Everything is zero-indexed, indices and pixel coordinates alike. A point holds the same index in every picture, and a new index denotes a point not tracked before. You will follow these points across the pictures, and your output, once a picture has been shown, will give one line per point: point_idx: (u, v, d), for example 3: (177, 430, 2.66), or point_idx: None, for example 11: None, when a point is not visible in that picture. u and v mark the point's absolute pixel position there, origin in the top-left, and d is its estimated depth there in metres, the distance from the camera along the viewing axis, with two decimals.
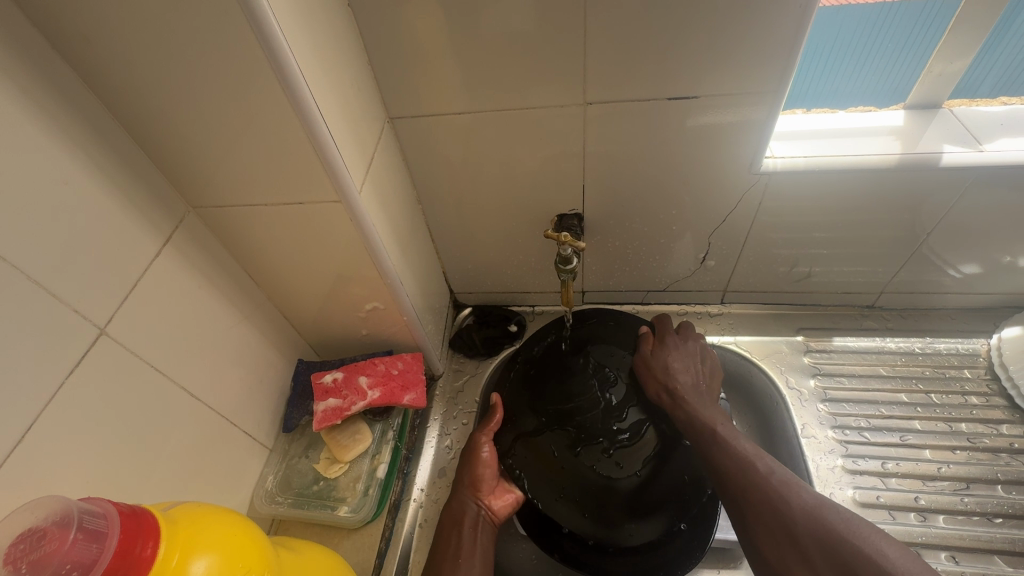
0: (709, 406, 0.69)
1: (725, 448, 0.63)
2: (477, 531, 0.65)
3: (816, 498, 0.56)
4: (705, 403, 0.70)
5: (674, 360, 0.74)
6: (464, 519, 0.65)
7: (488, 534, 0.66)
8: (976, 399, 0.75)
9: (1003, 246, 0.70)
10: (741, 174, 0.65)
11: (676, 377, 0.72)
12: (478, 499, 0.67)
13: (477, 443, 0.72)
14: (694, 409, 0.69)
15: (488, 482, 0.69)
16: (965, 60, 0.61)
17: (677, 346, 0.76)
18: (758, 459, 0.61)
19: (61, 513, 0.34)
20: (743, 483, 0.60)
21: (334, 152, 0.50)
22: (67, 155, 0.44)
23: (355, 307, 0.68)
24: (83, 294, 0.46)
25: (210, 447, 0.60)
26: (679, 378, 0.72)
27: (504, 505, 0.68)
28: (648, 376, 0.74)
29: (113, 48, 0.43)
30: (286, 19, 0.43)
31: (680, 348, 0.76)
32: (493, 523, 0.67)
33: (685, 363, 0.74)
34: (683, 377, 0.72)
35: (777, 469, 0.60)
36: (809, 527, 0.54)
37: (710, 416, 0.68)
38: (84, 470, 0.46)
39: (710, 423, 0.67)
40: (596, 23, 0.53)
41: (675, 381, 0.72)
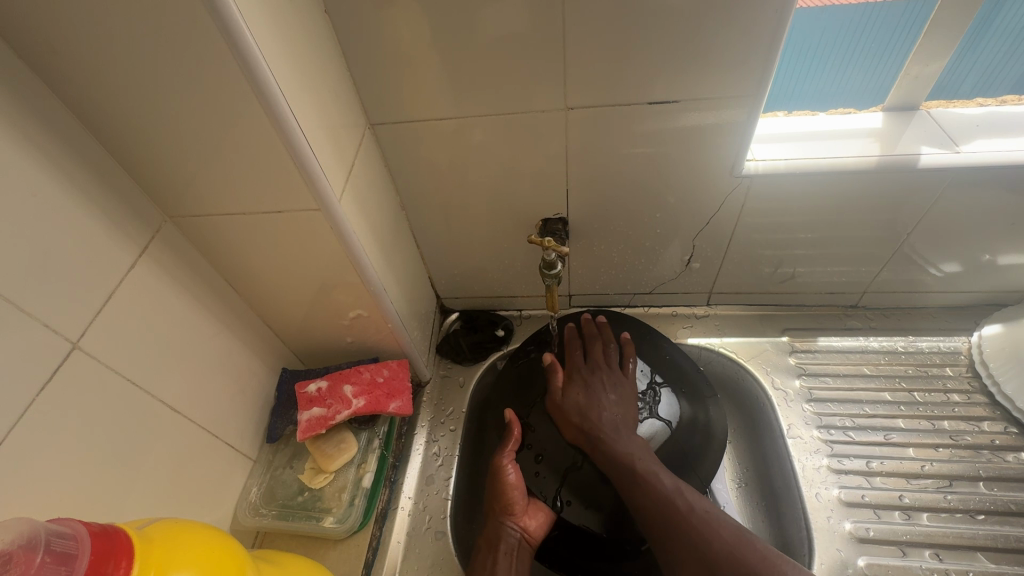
0: (629, 441, 0.65)
1: (650, 482, 0.61)
2: (513, 556, 0.63)
3: (732, 530, 0.55)
4: (631, 436, 0.66)
5: (606, 395, 0.70)
6: (500, 544, 0.63)
7: (525, 558, 0.64)
8: (958, 397, 0.76)
9: (982, 245, 0.71)
10: (723, 177, 0.66)
11: (604, 411, 0.68)
12: (512, 523, 0.65)
13: (500, 464, 0.69)
14: (617, 443, 0.65)
15: (520, 503, 0.66)
16: (941, 62, 0.62)
17: (584, 376, 0.71)
18: (679, 495, 0.59)
19: (28, 536, 0.33)
20: (664, 511, 0.58)
21: (313, 161, 0.49)
22: (35, 166, 0.43)
23: (339, 315, 0.68)
24: (54, 307, 0.45)
25: (191, 460, 0.58)
26: (601, 412, 0.68)
27: (538, 525, 0.66)
28: (562, 414, 0.70)
29: (81, 55, 0.42)
30: (259, 25, 0.42)
31: (612, 383, 0.71)
32: (529, 544, 0.65)
33: (611, 398, 0.69)
34: (611, 411, 0.68)
35: (698, 499, 0.59)
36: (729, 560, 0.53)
37: (632, 447, 0.65)
38: (58, 489, 0.45)
39: (642, 458, 0.63)
40: (576, 28, 0.53)
41: (593, 417, 0.67)
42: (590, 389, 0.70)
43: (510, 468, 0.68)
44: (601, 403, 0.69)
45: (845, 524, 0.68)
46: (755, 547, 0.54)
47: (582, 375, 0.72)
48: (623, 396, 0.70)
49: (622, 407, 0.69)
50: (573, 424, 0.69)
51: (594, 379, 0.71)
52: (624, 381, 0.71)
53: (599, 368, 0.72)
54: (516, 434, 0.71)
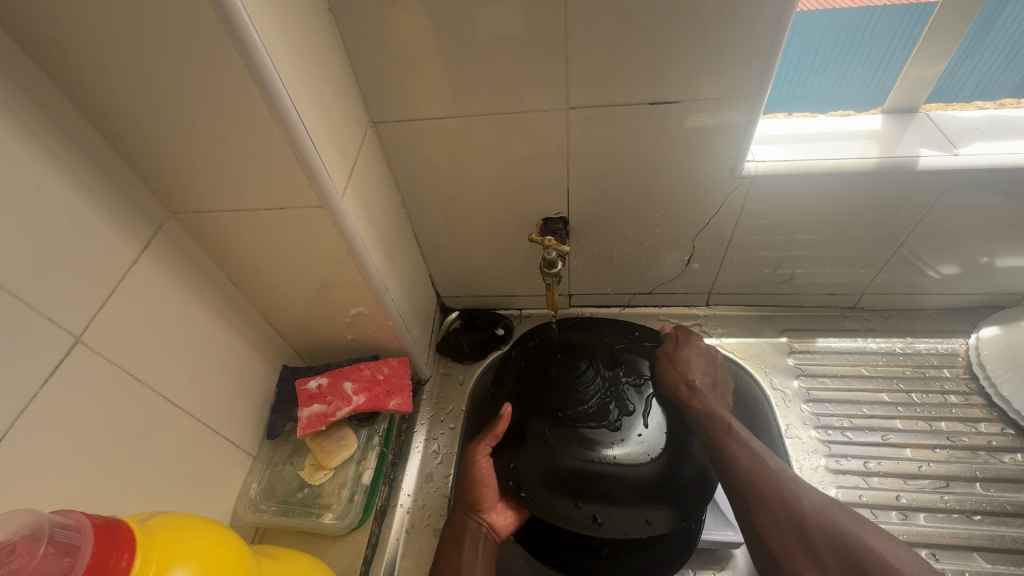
0: (715, 403, 0.68)
1: (740, 437, 0.63)
2: (477, 548, 0.64)
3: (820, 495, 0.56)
4: (719, 402, 0.69)
5: (701, 369, 0.72)
6: (465, 537, 0.65)
7: (490, 551, 0.65)
8: (955, 398, 0.76)
9: (980, 247, 0.71)
10: (723, 178, 0.66)
11: (693, 375, 0.71)
12: (478, 517, 0.66)
13: (473, 456, 0.69)
14: (696, 405, 0.67)
15: (488, 498, 0.67)
16: (940, 65, 0.62)
17: (672, 351, 0.74)
18: (769, 456, 0.60)
19: (31, 527, 0.33)
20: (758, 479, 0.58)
21: (316, 159, 0.50)
22: (40, 162, 0.43)
23: (340, 312, 0.68)
24: (57, 302, 0.45)
25: (192, 456, 0.59)
26: (695, 377, 0.70)
27: (505, 519, 0.68)
28: (665, 372, 0.72)
29: (87, 51, 0.42)
30: (264, 24, 0.43)
31: (709, 358, 0.74)
32: (496, 537, 0.67)
33: (702, 368, 0.72)
34: (701, 376, 0.71)
35: (781, 460, 0.60)
36: (818, 516, 0.54)
37: (721, 411, 0.67)
38: (60, 482, 0.45)
39: (723, 417, 0.66)
40: (577, 29, 0.54)
41: (693, 380, 0.70)
42: (694, 357, 0.73)
43: (483, 463, 0.69)
44: (684, 366, 0.72)
45: None
46: (851, 514, 0.54)
47: (671, 351, 0.74)
48: (695, 363, 0.72)
49: (710, 381, 0.72)
50: (674, 384, 0.70)
51: (687, 355, 0.73)
52: (715, 359, 0.74)
53: (686, 344, 0.74)
54: (501, 428, 0.69)
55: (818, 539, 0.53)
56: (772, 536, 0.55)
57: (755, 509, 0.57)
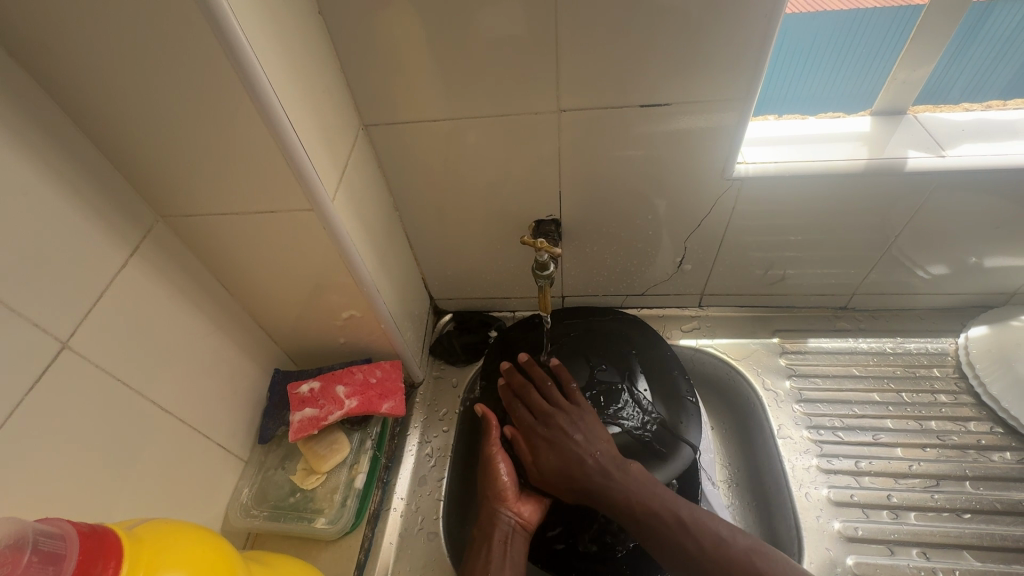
0: (626, 478, 0.63)
1: (654, 522, 0.61)
2: (508, 542, 0.64)
3: (742, 554, 0.57)
4: (626, 472, 0.64)
5: (572, 440, 0.66)
6: (494, 533, 0.64)
7: (521, 542, 0.65)
8: (945, 397, 0.77)
9: (968, 247, 0.72)
10: (714, 179, 0.66)
11: (584, 458, 0.65)
12: (507, 510, 0.66)
13: (491, 456, 0.70)
14: (609, 488, 0.63)
15: (514, 491, 0.68)
16: (926, 67, 0.63)
17: (543, 434, 0.68)
18: (694, 532, 0.60)
19: (16, 536, 0.33)
20: (689, 556, 0.59)
21: (306, 162, 0.50)
22: (26, 166, 0.43)
23: (332, 315, 0.68)
24: (44, 307, 0.44)
25: (182, 461, 0.58)
26: (585, 459, 0.65)
27: (531, 511, 0.67)
28: (547, 486, 0.67)
29: (73, 55, 0.42)
30: (252, 26, 0.42)
31: (571, 422, 0.68)
32: (524, 530, 0.66)
33: (582, 440, 0.66)
34: (589, 454, 0.65)
35: (704, 529, 0.60)
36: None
37: (629, 487, 0.63)
38: (47, 489, 0.45)
39: (639, 498, 0.62)
40: (568, 31, 0.54)
41: (578, 477, 0.64)
42: (556, 444, 0.67)
43: (502, 464, 0.69)
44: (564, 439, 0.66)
45: (834, 523, 0.69)
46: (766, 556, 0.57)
47: (540, 434, 0.68)
48: (593, 433, 0.67)
49: (599, 444, 0.66)
50: (562, 488, 0.66)
51: (556, 433, 0.67)
52: (585, 413, 0.69)
53: (556, 413, 0.69)
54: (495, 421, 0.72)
55: None
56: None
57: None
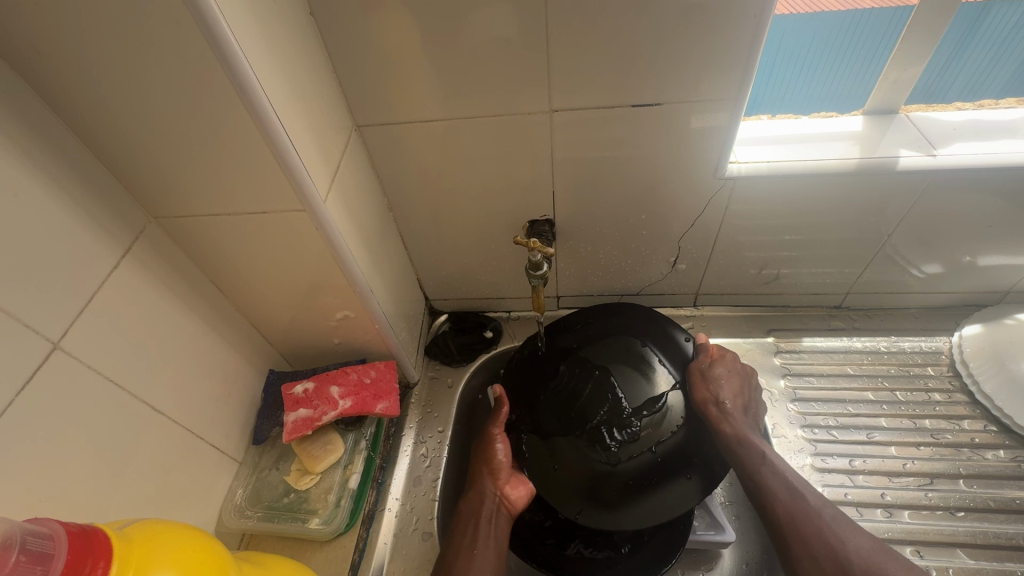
0: (756, 431, 0.67)
1: (764, 462, 0.63)
2: (491, 521, 0.65)
3: (829, 510, 0.58)
4: (750, 427, 0.68)
5: (723, 392, 0.70)
6: (479, 509, 0.65)
7: (504, 521, 0.65)
8: (939, 396, 0.77)
9: (962, 246, 0.72)
10: (707, 179, 0.66)
11: (724, 401, 0.69)
12: (495, 487, 0.67)
13: (492, 436, 0.72)
14: (733, 433, 0.66)
15: (505, 470, 0.69)
16: (918, 67, 0.63)
17: (704, 370, 0.72)
18: (809, 489, 0.61)
19: (3, 535, 0.33)
20: (795, 514, 0.59)
21: (298, 163, 0.50)
22: (17, 168, 0.43)
23: (326, 316, 0.68)
24: (33, 308, 0.44)
25: (175, 462, 0.58)
26: (726, 401, 0.69)
27: (520, 494, 0.67)
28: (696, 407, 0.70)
29: (63, 57, 0.42)
30: (243, 27, 0.43)
31: (705, 374, 0.72)
32: (509, 512, 0.67)
33: (733, 385, 0.71)
34: (730, 399, 0.69)
35: (815, 492, 0.60)
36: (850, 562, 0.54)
37: (754, 436, 0.66)
38: (39, 490, 0.45)
39: (758, 443, 0.65)
40: (558, 32, 0.54)
41: (726, 408, 0.68)
42: (705, 387, 0.71)
43: (498, 442, 0.71)
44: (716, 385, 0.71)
45: None
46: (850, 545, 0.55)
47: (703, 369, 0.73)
48: (726, 385, 0.71)
49: (736, 396, 0.70)
50: (706, 411, 0.69)
51: (716, 373, 0.72)
52: (736, 366, 0.73)
53: (704, 365, 0.73)
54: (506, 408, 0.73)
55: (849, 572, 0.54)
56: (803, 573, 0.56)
57: (797, 547, 0.57)
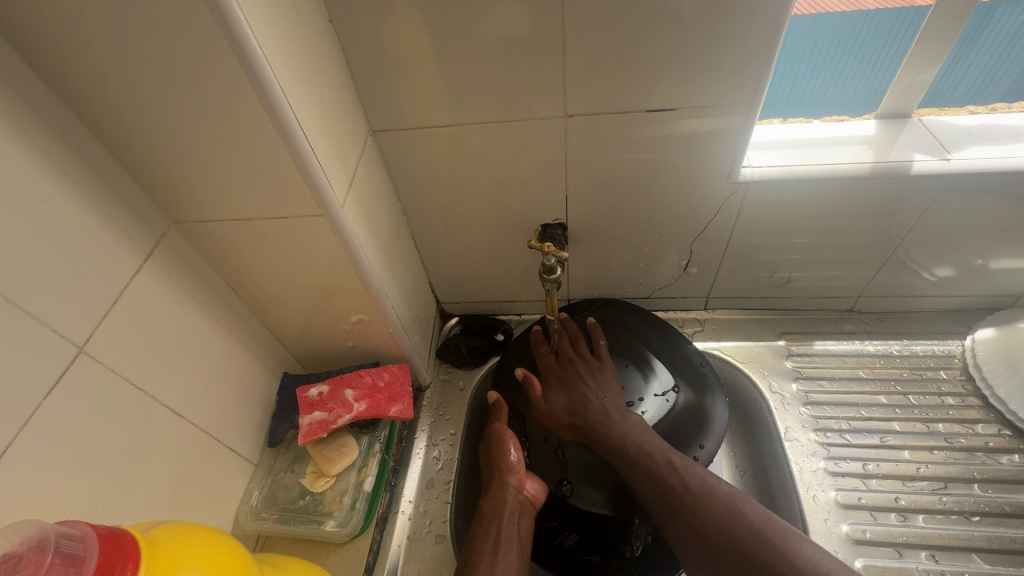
0: (625, 424, 0.66)
1: (645, 463, 0.61)
2: (516, 520, 0.63)
3: (701, 490, 0.58)
4: (627, 419, 0.66)
5: (585, 384, 0.70)
6: (502, 509, 0.63)
7: (528, 518, 0.64)
8: (952, 400, 0.77)
9: (975, 250, 0.72)
10: (720, 183, 0.67)
11: (590, 400, 0.68)
12: (513, 485, 0.65)
13: (500, 433, 0.70)
14: (609, 428, 0.66)
15: (519, 467, 0.67)
16: (931, 71, 0.63)
17: (560, 373, 0.72)
18: (673, 472, 0.60)
19: (36, 538, 0.33)
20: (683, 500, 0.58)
21: (317, 169, 0.50)
22: (45, 175, 0.43)
23: (341, 319, 0.68)
24: (60, 314, 0.45)
25: (194, 464, 0.59)
26: (597, 401, 0.68)
27: (536, 485, 0.67)
28: (550, 420, 0.70)
29: (90, 65, 0.42)
30: (266, 35, 0.43)
31: (588, 370, 0.72)
32: (532, 506, 0.65)
33: (592, 386, 0.70)
34: (598, 398, 0.68)
35: (692, 472, 0.60)
36: (722, 536, 0.54)
37: (628, 431, 0.65)
38: (64, 492, 0.46)
39: (636, 439, 0.64)
40: (575, 38, 0.54)
41: (584, 412, 0.67)
42: (567, 383, 0.71)
43: (508, 444, 0.69)
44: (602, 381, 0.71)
45: (843, 526, 0.69)
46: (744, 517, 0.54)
47: (560, 375, 0.72)
48: (613, 388, 0.70)
49: (608, 392, 0.69)
50: (565, 423, 0.69)
51: (571, 376, 0.72)
52: (602, 368, 0.72)
53: (572, 360, 0.73)
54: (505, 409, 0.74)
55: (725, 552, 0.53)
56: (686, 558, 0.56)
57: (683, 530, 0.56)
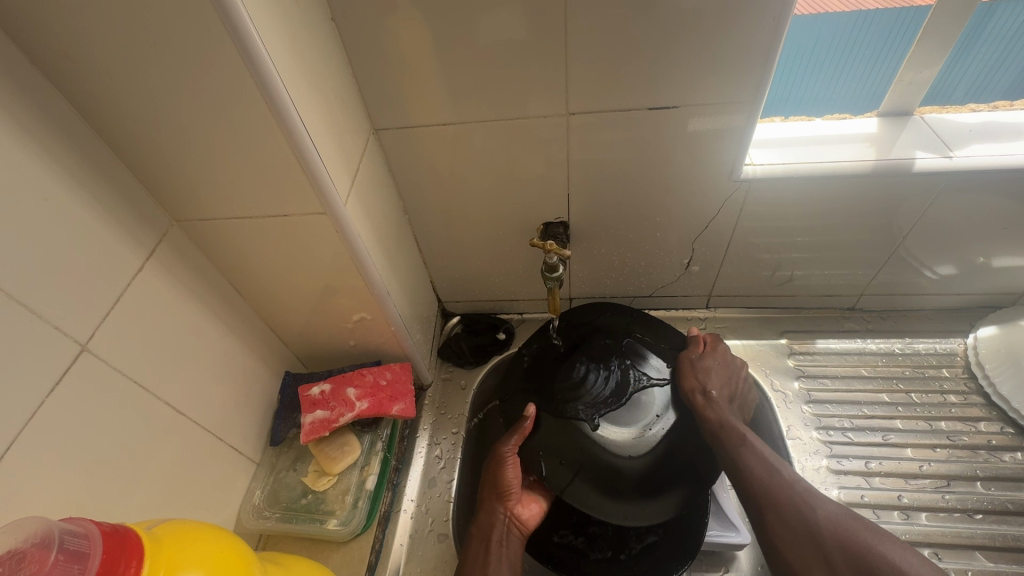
0: (733, 415, 0.69)
1: (754, 451, 0.65)
2: (503, 543, 0.64)
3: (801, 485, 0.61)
4: (734, 412, 0.71)
5: (712, 377, 0.72)
6: (492, 533, 0.65)
7: (516, 542, 0.65)
8: (954, 398, 0.77)
9: (978, 248, 0.72)
10: (722, 181, 0.67)
11: (715, 382, 0.72)
12: (501, 510, 0.66)
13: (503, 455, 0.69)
14: (719, 412, 0.69)
15: (516, 490, 0.68)
16: (933, 69, 0.63)
17: (711, 351, 0.75)
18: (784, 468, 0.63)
19: (41, 535, 0.33)
20: (787, 492, 0.61)
21: (320, 167, 0.50)
22: (47, 172, 0.43)
23: (342, 318, 0.68)
24: (62, 311, 0.45)
25: (196, 463, 0.59)
26: (714, 385, 0.72)
27: (531, 516, 0.68)
28: (687, 372, 0.73)
29: (93, 62, 0.42)
30: (269, 33, 0.43)
31: (722, 359, 0.75)
32: (519, 530, 0.66)
33: (722, 373, 0.73)
34: (721, 386, 0.72)
35: (797, 477, 0.62)
36: (833, 529, 0.57)
37: (736, 421, 0.68)
38: (66, 490, 0.45)
39: (744, 432, 0.67)
40: (577, 35, 0.54)
41: (709, 386, 0.71)
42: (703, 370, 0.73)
43: (509, 465, 0.68)
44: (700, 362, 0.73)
45: None
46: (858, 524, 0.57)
47: (694, 351, 0.75)
48: (713, 374, 0.73)
49: (725, 385, 0.73)
50: (688, 387, 0.72)
51: (707, 359, 0.74)
52: (733, 362, 0.75)
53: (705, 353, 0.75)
54: (529, 420, 0.69)
55: (833, 555, 0.56)
56: (783, 543, 0.59)
57: (772, 514, 0.60)
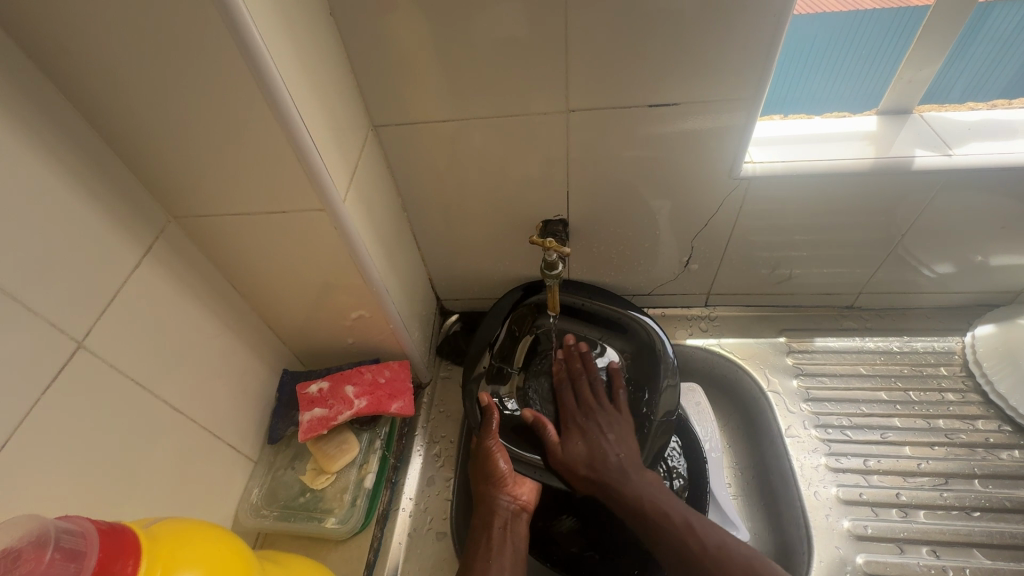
0: (639, 482, 0.67)
1: (658, 522, 0.64)
2: (508, 527, 0.65)
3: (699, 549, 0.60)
4: (642, 475, 0.68)
5: (606, 438, 0.71)
6: (494, 520, 0.65)
7: (520, 524, 0.67)
8: (952, 395, 0.77)
9: (976, 246, 0.72)
10: (722, 179, 0.66)
11: (608, 453, 0.70)
12: (505, 496, 0.67)
13: (489, 449, 0.69)
14: (626, 487, 0.67)
15: (511, 477, 0.69)
16: (931, 67, 0.63)
17: (581, 422, 0.73)
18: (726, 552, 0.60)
19: (37, 533, 0.33)
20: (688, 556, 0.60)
21: (318, 162, 0.50)
22: (44, 168, 0.43)
23: (341, 316, 0.68)
24: (61, 307, 0.45)
25: (194, 460, 0.58)
26: (609, 456, 0.69)
27: (529, 493, 0.69)
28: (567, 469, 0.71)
29: (88, 55, 0.42)
30: (266, 26, 0.43)
31: (609, 423, 0.72)
32: (524, 512, 0.68)
33: (611, 441, 0.71)
34: (614, 452, 0.69)
35: (710, 534, 0.62)
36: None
37: (642, 487, 0.66)
38: (62, 488, 0.45)
39: (651, 496, 0.65)
40: (578, 32, 0.54)
41: (600, 468, 0.69)
42: (589, 436, 0.71)
43: (500, 454, 0.69)
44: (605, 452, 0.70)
45: (844, 522, 0.69)
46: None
47: (578, 422, 0.73)
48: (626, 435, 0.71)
49: (625, 446, 0.70)
50: (580, 475, 0.70)
51: (590, 425, 0.72)
52: (621, 418, 0.73)
53: (591, 411, 0.73)
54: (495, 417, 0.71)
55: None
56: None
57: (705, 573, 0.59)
